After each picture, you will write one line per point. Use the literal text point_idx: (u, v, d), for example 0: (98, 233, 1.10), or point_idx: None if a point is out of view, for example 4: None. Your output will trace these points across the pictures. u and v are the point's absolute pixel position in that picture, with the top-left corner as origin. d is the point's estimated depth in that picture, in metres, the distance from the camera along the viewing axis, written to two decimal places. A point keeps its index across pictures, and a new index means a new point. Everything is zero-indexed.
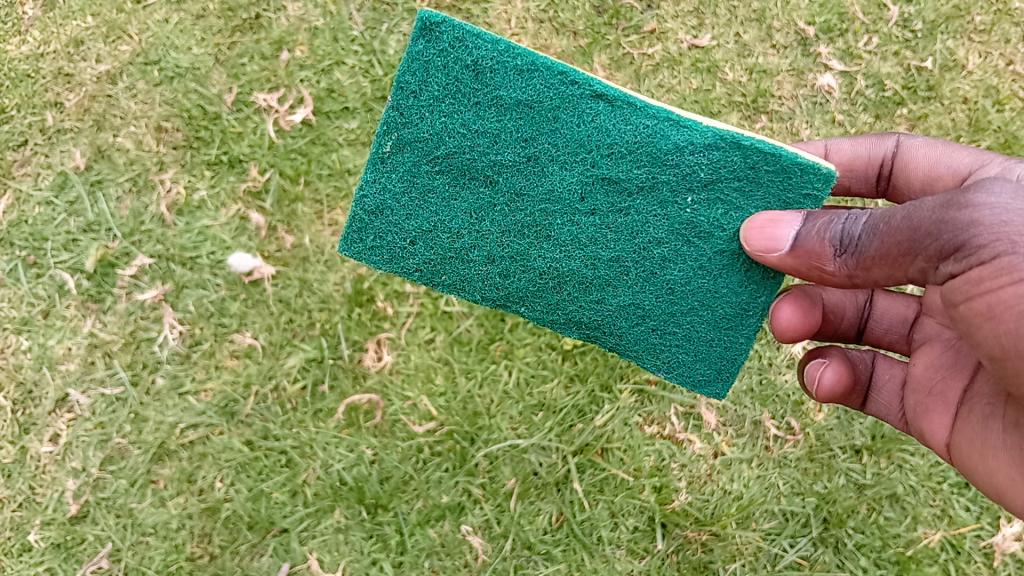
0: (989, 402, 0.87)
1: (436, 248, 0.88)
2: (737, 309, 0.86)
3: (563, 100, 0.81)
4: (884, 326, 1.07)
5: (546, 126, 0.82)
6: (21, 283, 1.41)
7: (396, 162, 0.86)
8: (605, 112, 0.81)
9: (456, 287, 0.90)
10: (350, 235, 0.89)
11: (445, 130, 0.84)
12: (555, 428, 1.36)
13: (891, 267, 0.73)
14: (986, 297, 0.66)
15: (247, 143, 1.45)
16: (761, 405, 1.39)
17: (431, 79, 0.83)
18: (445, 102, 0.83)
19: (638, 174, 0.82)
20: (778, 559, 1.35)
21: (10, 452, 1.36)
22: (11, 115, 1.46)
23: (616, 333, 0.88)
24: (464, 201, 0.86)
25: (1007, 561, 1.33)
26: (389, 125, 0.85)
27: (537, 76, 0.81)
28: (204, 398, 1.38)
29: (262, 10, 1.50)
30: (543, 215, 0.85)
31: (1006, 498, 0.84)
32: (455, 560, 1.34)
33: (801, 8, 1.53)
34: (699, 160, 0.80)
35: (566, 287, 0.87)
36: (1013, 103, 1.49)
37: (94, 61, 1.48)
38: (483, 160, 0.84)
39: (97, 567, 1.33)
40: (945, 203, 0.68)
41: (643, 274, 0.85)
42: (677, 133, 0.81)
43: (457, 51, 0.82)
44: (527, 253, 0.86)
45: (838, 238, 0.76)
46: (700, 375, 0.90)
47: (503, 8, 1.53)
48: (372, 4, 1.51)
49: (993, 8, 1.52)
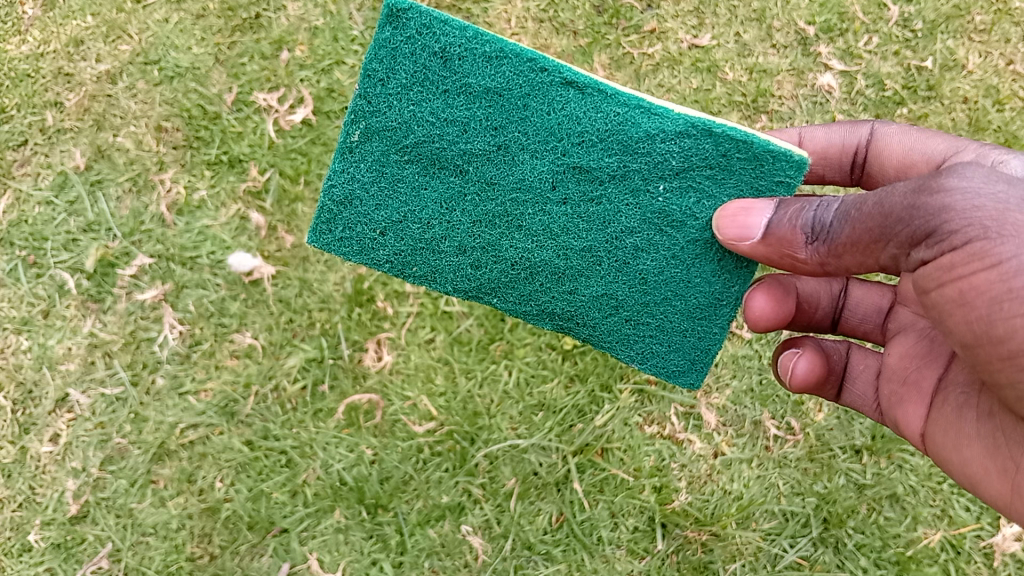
0: (963, 391, 0.88)
1: (407, 239, 0.87)
2: (711, 299, 0.86)
3: (532, 88, 0.81)
4: (859, 316, 1.07)
5: (515, 115, 0.82)
6: (21, 283, 1.41)
7: (365, 151, 0.86)
8: (574, 98, 0.81)
9: (426, 279, 0.90)
10: (319, 226, 0.89)
11: (414, 119, 0.84)
12: (555, 428, 1.36)
13: (862, 254, 0.73)
14: (958, 283, 0.66)
15: (247, 143, 1.45)
16: (761, 405, 1.39)
17: (399, 67, 0.83)
18: (414, 91, 0.83)
19: (609, 162, 0.82)
20: (777, 558, 1.35)
21: (11, 452, 1.36)
22: (11, 115, 1.46)
23: (590, 323, 0.89)
24: (434, 191, 0.86)
25: (1007, 561, 1.33)
26: (357, 113, 0.84)
27: (505, 63, 0.81)
28: (204, 398, 1.38)
29: (261, 9, 1.50)
30: (514, 205, 0.85)
31: (981, 488, 0.84)
32: (455, 560, 1.34)
33: (801, 7, 1.53)
34: (671, 148, 0.80)
35: (537, 278, 0.87)
36: (1013, 103, 1.49)
37: (94, 61, 1.48)
38: (453, 149, 0.84)
39: (97, 567, 1.33)
40: (916, 188, 0.68)
41: (615, 264, 0.85)
42: (648, 120, 0.80)
43: (425, 38, 0.81)
44: (499, 244, 0.86)
45: (810, 226, 0.76)
46: (674, 366, 0.90)
47: (503, 8, 1.53)
48: (371, 4, 1.51)
49: (994, 7, 1.52)
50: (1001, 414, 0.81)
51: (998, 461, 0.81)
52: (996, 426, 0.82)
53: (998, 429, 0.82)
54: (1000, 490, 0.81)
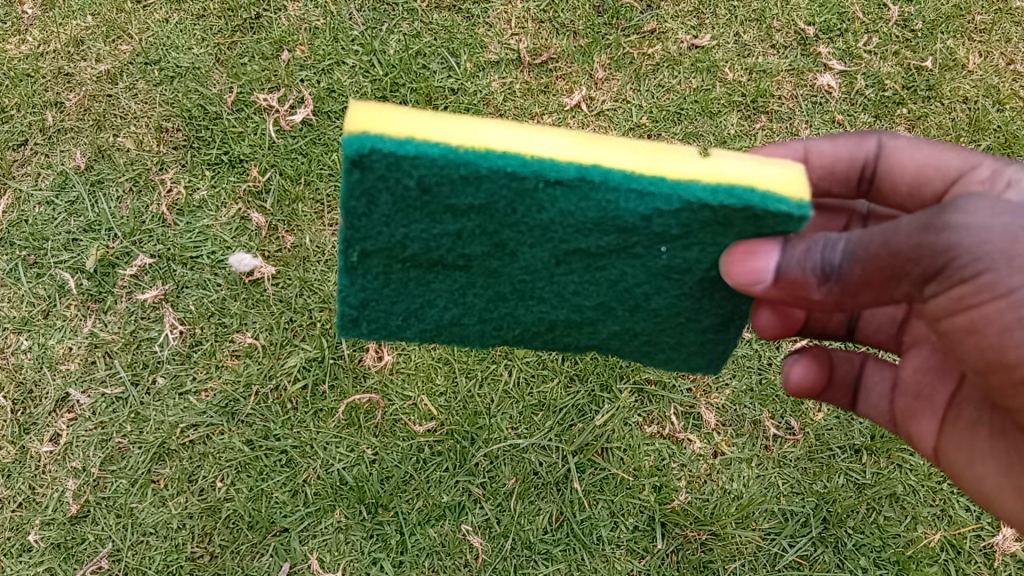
0: (974, 407, 0.90)
1: (429, 320, 0.91)
2: (722, 320, 0.89)
3: (517, 196, 0.74)
4: (874, 326, 1.04)
5: (506, 220, 0.77)
6: (21, 282, 1.41)
7: (367, 267, 0.84)
8: (562, 197, 0.74)
9: (456, 341, 0.95)
10: (346, 326, 0.92)
11: (407, 238, 0.80)
12: (555, 428, 1.37)
13: (877, 292, 0.70)
14: (970, 312, 0.70)
15: (247, 144, 1.46)
16: (761, 405, 1.39)
17: (378, 200, 0.76)
18: (399, 215, 0.78)
19: (609, 240, 0.79)
20: (777, 558, 1.35)
21: (11, 452, 1.36)
22: (11, 115, 1.46)
23: (612, 347, 0.94)
24: (442, 285, 0.86)
25: (1007, 560, 1.34)
26: (350, 241, 0.81)
27: (484, 182, 0.73)
28: (204, 398, 1.38)
29: (261, 10, 1.53)
30: (523, 284, 0.85)
31: (993, 500, 0.90)
32: (455, 560, 1.33)
33: (800, 8, 1.53)
34: (668, 223, 0.76)
35: (558, 330, 0.91)
36: (1014, 102, 1.49)
37: (93, 61, 1.49)
38: (452, 254, 0.82)
39: (97, 567, 1.32)
40: (922, 225, 0.68)
41: (628, 309, 0.88)
42: (641, 205, 0.75)
43: (395, 175, 0.73)
44: (515, 313, 0.89)
45: (820, 268, 0.72)
46: (696, 365, 0.97)
47: (504, 9, 1.53)
48: (372, 4, 1.53)
49: (993, 8, 1.53)
50: (1015, 432, 0.85)
51: (1013, 475, 0.87)
52: (1010, 443, 0.86)
53: (1011, 445, 0.86)
54: (1015, 501, 0.87)
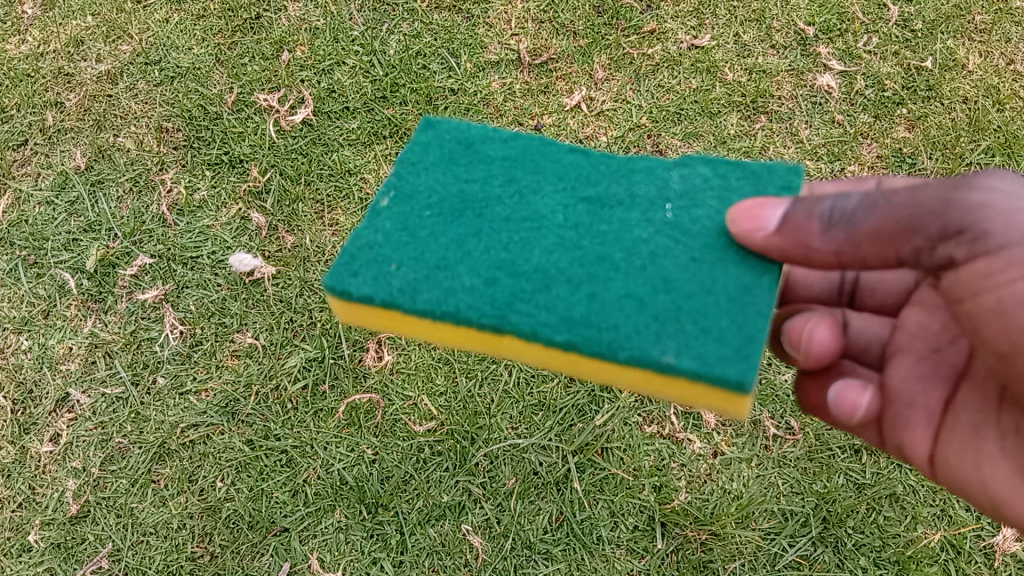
0: (975, 410, 0.91)
1: (423, 267, 0.81)
2: (743, 286, 0.77)
3: (544, 153, 0.91)
4: (861, 344, 1.02)
5: (529, 168, 0.89)
6: (21, 282, 1.42)
7: (391, 213, 0.87)
8: (581, 157, 0.90)
9: (436, 300, 0.79)
10: (337, 267, 0.82)
11: (439, 183, 0.89)
12: (555, 427, 1.38)
13: (884, 244, 0.77)
14: (994, 289, 0.75)
15: (247, 144, 1.48)
16: (761, 405, 1.42)
17: (430, 153, 0.92)
18: (441, 167, 0.91)
19: (618, 192, 0.86)
20: (777, 558, 1.33)
21: (11, 452, 1.35)
22: (11, 115, 1.51)
23: (615, 325, 0.75)
24: (452, 233, 0.84)
25: (1008, 561, 1.31)
26: (389, 186, 0.90)
27: (519, 142, 0.93)
28: (204, 398, 1.37)
29: (261, 10, 1.60)
30: (528, 233, 0.83)
31: (1003, 503, 0.89)
32: (455, 560, 1.30)
33: (800, 8, 1.57)
34: (672, 176, 0.87)
35: (552, 287, 0.78)
36: (1014, 102, 1.46)
37: (94, 61, 1.55)
38: (472, 196, 0.87)
39: (97, 567, 1.29)
40: (949, 187, 0.76)
41: (636, 266, 0.79)
42: (647, 163, 0.89)
43: (451, 133, 0.94)
44: (512, 262, 0.80)
45: (827, 215, 0.78)
46: (716, 357, 0.72)
47: (503, 9, 1.58)
48: (371, 5, 1.59)
49: (993, 7, 1.55)
50: None
51: None
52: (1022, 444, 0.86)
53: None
54: None
